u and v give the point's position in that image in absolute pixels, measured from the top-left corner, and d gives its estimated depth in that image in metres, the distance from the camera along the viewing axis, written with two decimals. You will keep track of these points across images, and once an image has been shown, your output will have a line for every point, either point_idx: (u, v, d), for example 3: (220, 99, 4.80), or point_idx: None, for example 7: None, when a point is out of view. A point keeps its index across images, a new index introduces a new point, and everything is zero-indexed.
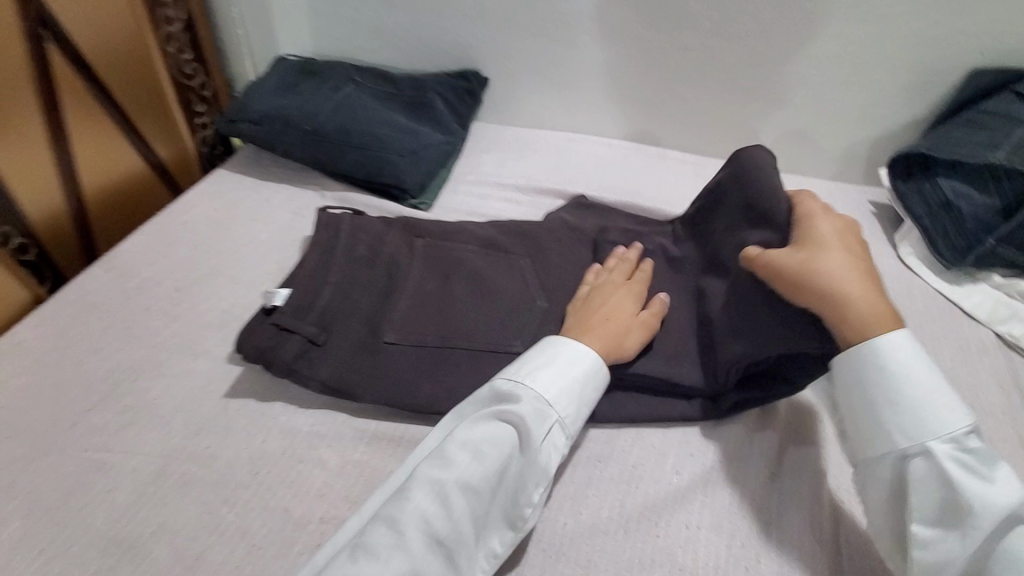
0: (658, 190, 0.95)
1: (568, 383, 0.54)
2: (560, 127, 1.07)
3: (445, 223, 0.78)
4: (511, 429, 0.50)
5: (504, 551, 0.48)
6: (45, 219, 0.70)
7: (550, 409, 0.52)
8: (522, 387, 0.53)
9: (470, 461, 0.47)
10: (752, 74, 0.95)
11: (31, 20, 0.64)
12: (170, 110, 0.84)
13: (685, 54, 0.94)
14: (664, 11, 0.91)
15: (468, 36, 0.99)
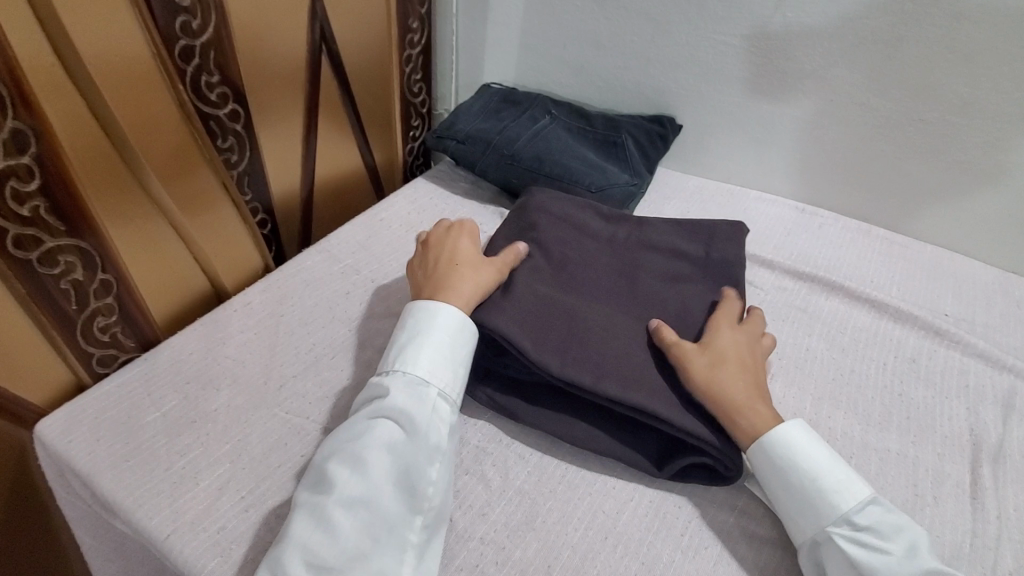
0: (854, 268, 0.86)
1: (434, 358, 0.59)
2: (746, 184, 1.03)
3: (583, 244, 0.73)
4: (396, 404, 0.55)
5: (421, 539, 0.50)
6: (282, 203, 0.81)
7: (427, 386, 0.57)
8: (391, 378, 0.57)
9: (354, 451, 0.52)
10: (996, 158, 0.83)
11: (317, 37, 0.75)
12: (392, 121, 0.93)
13: (914, 126, 0.85)
14: (899, 79, 0.83)
15: (671, 82, 0.99)
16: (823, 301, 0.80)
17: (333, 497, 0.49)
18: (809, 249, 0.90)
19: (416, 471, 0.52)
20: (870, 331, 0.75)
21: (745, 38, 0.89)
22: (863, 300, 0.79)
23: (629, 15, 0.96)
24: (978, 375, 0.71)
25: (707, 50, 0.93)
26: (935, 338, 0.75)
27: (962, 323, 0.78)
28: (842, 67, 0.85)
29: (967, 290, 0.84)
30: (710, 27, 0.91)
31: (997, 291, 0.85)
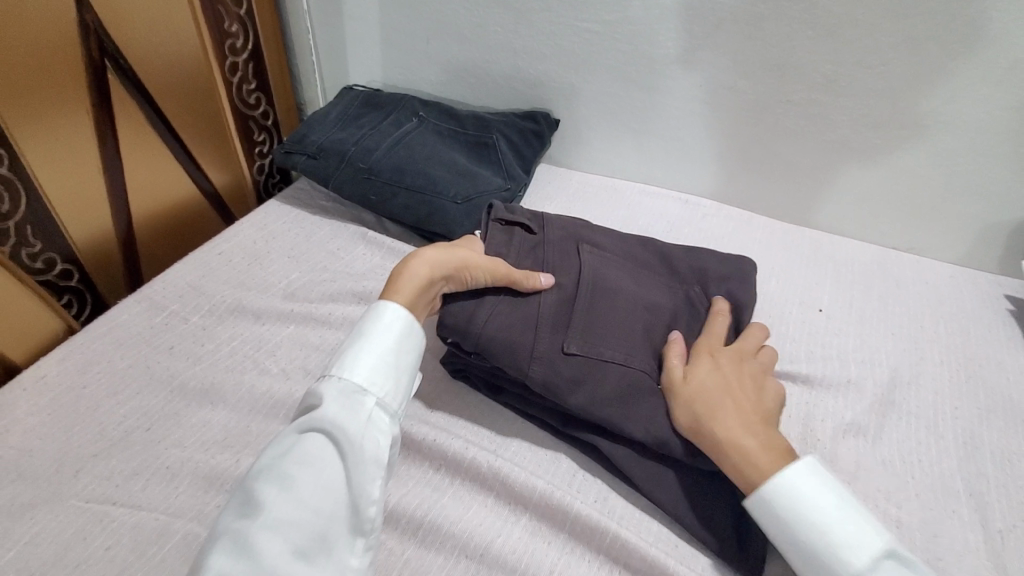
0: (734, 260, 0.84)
1: (375, 363, 0.53)
2: (632, 177, 0.98)
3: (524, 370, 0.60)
4: (333, 413, 0.49)
5: (360, 564, 0.46)
6: (91, 248, 0.71)
7: (363, 394, 0.51)
8: (324, 387, 0.51)
9: (282, 465, 0.45)
10: (869, 136, 0.80)
11: (93, 49, 0.63)
12: (228, 139, 0.83)
13: (784, 108, 0.82)
14: (765, 59, 0.79)
15: (542, 74, 0.92)
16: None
17: (257, 523, 0.42)
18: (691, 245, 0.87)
19: (357, 481, 0.47)
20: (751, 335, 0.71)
21: (608, 24, 0.83)
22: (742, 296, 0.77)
23: (487, 4, 0.88)
24: (856, 372, 0.69)
25: (573, 39, 0.87)
26: (812, 336, 0.73)
27: (839, 316, 0.76)
28: (707, 52, 0.81)
29: (844, 273, 0.83)
30: (571, 14, 0.84)
31: (877, 273, 0.83)
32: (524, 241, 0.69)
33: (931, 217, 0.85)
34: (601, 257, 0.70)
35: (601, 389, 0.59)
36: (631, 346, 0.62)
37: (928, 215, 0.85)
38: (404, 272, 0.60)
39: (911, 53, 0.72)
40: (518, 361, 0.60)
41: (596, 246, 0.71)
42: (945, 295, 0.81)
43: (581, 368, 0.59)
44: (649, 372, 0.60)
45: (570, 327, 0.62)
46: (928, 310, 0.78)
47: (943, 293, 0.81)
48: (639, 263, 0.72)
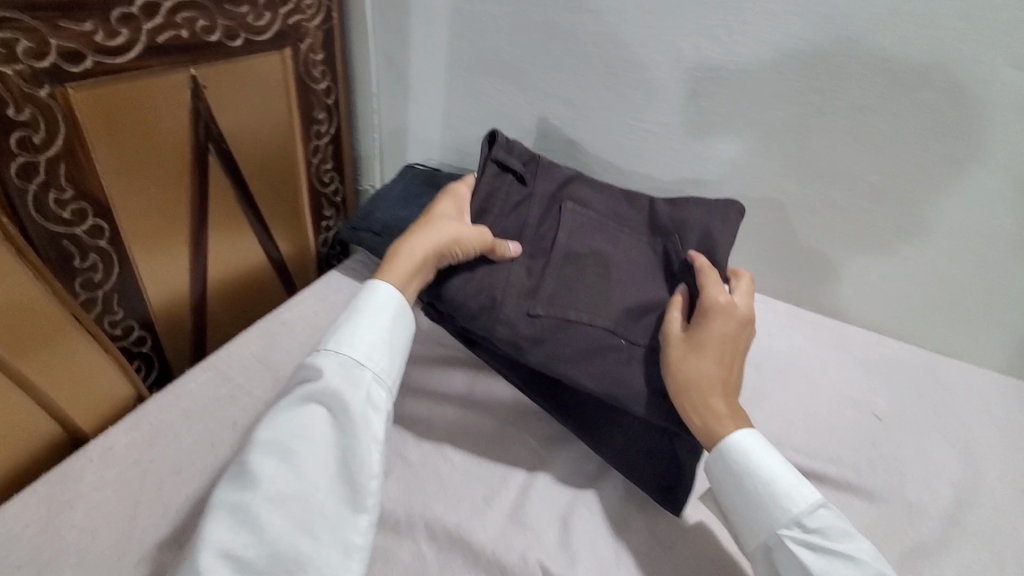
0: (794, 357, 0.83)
1: (368, 342, 0.57)
2: None
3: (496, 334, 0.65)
4: (328, 388, 0.54)
5: (364, 539, 0.50)
6: (166, 313, 0.73)
7: (361, 369, 0.56)
8: (320, 361, 0.56)
9: (281, 440, 0.51)
10: (915, 244, 0.83)
11: (201, 135, 0.68)
12: (301, 213, 0.87)
13: (832, 212, 0.85)
14: (815, 168, 0.83)
15: (597, 165, 0.97)
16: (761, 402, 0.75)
17: (258, 495, 0.48)
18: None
19: (354, 456, 0.52)
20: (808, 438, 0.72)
21: (664, 125, 0.88)
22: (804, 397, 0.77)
23: (550, 100, 0.94)
24: (918, 487, 0.68)
25: (630, 136, 0.92)
26: (873, 443, 0.72)
27: (897, 423, 0.76)
28: (760, 157, 0.85)
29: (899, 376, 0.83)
30: (631, 115, 0.90)
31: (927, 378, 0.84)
32: (508, 194, 0.73)
33: (974, 324, 0.87)
34: (580, 215, 0.72)
35: (563, 350, 0.64)
36: (597, 308, 0.66)
37: (975, 322, 0.86)
38: (399, 255, 0.63)
39: (958, 172, 0.75)
40: (490, 324, 0.65)
41: (580, 203, 0.73)
42: (998, 407, 0.81)
43: (546, 329, 0.65)
44: (615, 334, 0.65)
45: (539, 292, 0.66)
46: (981, 420, 0.78)
47: (995, 404, 0.81)
48: (620, 221, 0.74)
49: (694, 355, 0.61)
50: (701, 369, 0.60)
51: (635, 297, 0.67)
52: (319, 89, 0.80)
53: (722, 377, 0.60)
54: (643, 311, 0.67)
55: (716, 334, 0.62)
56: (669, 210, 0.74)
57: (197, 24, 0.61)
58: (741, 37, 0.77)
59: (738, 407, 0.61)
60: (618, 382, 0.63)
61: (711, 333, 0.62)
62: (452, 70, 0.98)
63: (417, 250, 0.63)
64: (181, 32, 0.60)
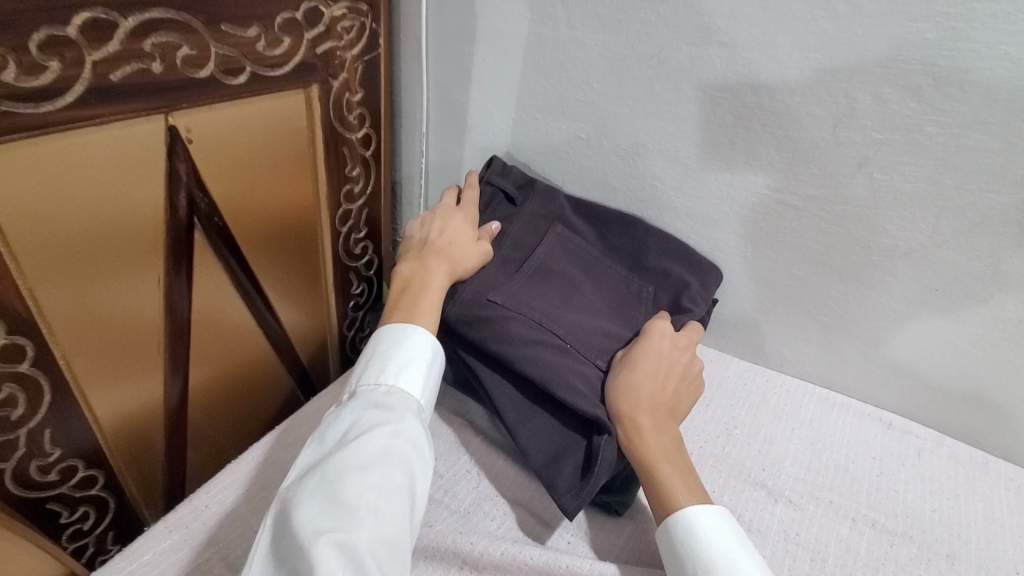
0: (986, 550, 0.60)
1: (432, 385, 0.53)
2: (806, 375, 0.76)
3: (456, 305, 0.63)
4: (416, 424, 0.48)
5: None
6: (128, 441, 0.53)
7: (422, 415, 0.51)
8: (393, 397, 0.49)
9: (377, 476, 0.42)
10: None
11: (187, 203, 0.49)
12: (322, 292, 0.67)
13: None
14: None
15: (708, 241, 0.73)
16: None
17: (375, 540, 0.39)
18: (921, 503, 0.64)
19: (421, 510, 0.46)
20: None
21: (814, 200, 0.64)
22: None
23: (650, 156, 0.71)
24: None
25: (757, 211, 0.68)
26: None
27: None
28: (956, 253, 0.60)
29: None
30: (767, 182, 0.66)
31: None
32: (498, 210, 0.73)
33: None
34: (565, 245, 0.72)
35: (511, 331, 0.60)
36: (557, 319, 0.64)
37: None
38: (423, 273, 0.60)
39: None
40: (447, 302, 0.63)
41: (570, 230, 0.73)
42: None
43: (495, 314, 0.61)
44: (551, 330, 0.62)
45: (502, 285, 0.64)
46: None
47: None
48: (602, 264, 0.73)
49: (624, 372, 0.59)
50: (638, 386, 0.57)
51: (592, 322, 0.66)
52: (355, 140, 0.62)
53: (650, 399, 0.57)
54: (602, 335, 0.65)
55: (644, 356, 0.60)
56: (657, 253, 0.72)
57: (176, 52, 0.43)
58: (965, 91, 0.53)
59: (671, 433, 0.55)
60: (565, 377, 0.58)
61: (636, 351, 0.61)
62: (521, 109, 0.76)
63: (444, 263, 0.61)
64: (151, 65, 0.41)
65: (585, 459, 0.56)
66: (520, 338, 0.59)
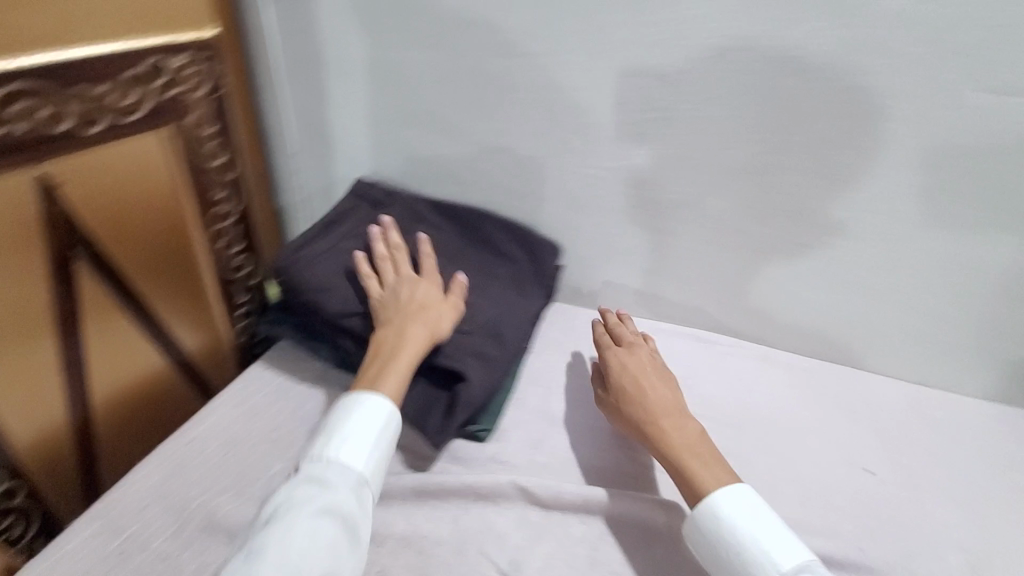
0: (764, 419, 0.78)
1: (372, 456, 0.60)
2: (641, 313, 0.92)
3: (335, 300, 0.75)
4: (345, 502, 0.55)
5: None
6: (42, 451, 0.62)
7: (360, 486, 0.57)
8: (324, 473, 0.57)
9: (297, 555, 0.50)
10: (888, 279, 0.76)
11: (63, 241, 0.59)
12: (210, 304, 0.76)
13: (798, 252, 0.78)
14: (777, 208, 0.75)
15: (546, 215, 0.88)
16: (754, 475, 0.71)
17: None
18: (721, 392, 0.81)
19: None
20: (801, 507, 0.67)
21: (613, 170, 0.80)
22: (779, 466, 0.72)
23: (486, 151, 0.85)
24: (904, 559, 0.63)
25: (576, 185, 0.84)
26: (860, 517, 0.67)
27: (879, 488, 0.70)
28: (714, 197, 0.77)
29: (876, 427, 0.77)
30: (577, 161, 0.82)
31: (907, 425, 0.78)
32: (366, 216, 0.87)
33: (958, 361, 0.79)
34: (427, 239, 0.86)
35: (382, 314, 0.73)
36: None
37: (963, 357, 0.79)
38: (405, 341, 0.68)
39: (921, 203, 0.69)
40: (326, 299, 0.75)
41: (431, 229, 0.88)
42: (993, 446, 0.75)
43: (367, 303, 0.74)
44: None
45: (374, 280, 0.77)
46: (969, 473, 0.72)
47: (988, 441, 0.76)
48: (462, 251, 0.87)
49: (636, 385, 0.68)
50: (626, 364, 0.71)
51: None
52: (215, 166, 0.72)
53: (654, 398, 0.66)
54: (465, 305, 0.77)
55: (626, 368, 0.70)
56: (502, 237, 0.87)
57: (35, 116, 0.53)
58: (684, 75, 0.70)
59: (694, 422, 0.65)
60: (428, 341, 0.71)
61: (614, 365, 0.70)
62: (376, 123, 0.88)
63: (423, 332, 0.69)
64: (13, 129, 0.52)
65: (449, 401, 0.69)
66: (389, 319, 0.73)
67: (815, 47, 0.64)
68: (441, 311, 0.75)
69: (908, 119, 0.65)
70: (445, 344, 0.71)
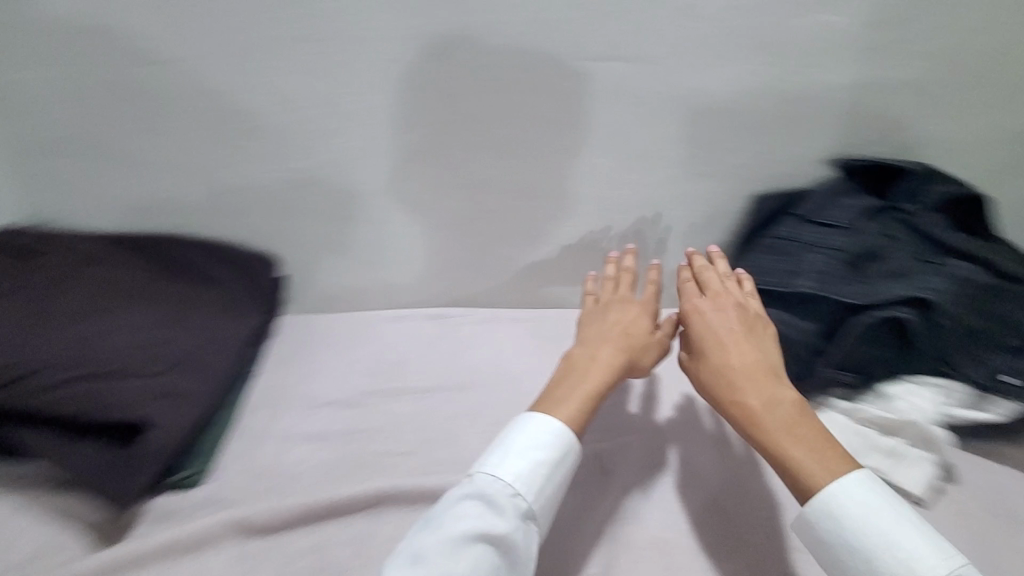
0: (496, 368, 0.82)
1: (537, 474, 0.57)
2: (379, 306, 0.91)
3: None
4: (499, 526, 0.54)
5: None
6: None
7: (511, 507, 0.56)
8: (512, 491, 0.56)
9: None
10: (566, 224, 0.84)
11: None
12: None
13: (488, 217, 0.83)
14: (458, 177, 0.79)
15: (245, 230, 0.82)
16: (480, 434, 0.72)
17: None
18: (448, 365, 0.82)
19: None
20: None
21: (295, 167, 0.77)
22: (506, 410, 0.75)
23: (148, 171, 0.76)
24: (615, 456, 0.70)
25: (264, 189, 0.79)
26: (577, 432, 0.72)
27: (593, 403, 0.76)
28: (402, 180, 0.79)
29: None
30: (256, 164, 0.77)
31: None
32: (13, 270, 0.74)
33: (643, 278, 0.91)
34: (99, 279, 0.75)
35: (37, 381, 0.64)
36: (91, 350, 0.67)
37: (643, 277, 0.91)
38: (589, 362, 0.66)
39: (567, 153, 0.78)
40: None
41: (106, 264, 0.77)
42: (677, 349, 0.86)
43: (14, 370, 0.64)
44: (82, 362, 0.66)
45: (24, 341, 0.67)
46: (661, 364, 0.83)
47: (673, 346, 0.87)
48: (152, 280, 0.78)
49: (720, 351, 0.64)
50: (705, 315, 0.67)
51: (135, 336, 0.70)
52: None
53: (738, 365, 0.62)
54: (146, 344, 0.70)
55: (705, 330, 0.66)
56: (208, 263, 0.81)
57: None
58: (326, 60, 0.70)
59: (791, 387, 0.61)
60: (99, 398, 0.64)
61: (700, 332, 0.66)
62: None
63: (576, 372, 0.66)
64: None
65: (133, 457, 0.63)
66: (46, 385, 0.64)
67: (435, 24, 0.68)
68: (114, 360, 0.67)
69: (536, 86, 0.73)
70: (120, 396, 0.65)
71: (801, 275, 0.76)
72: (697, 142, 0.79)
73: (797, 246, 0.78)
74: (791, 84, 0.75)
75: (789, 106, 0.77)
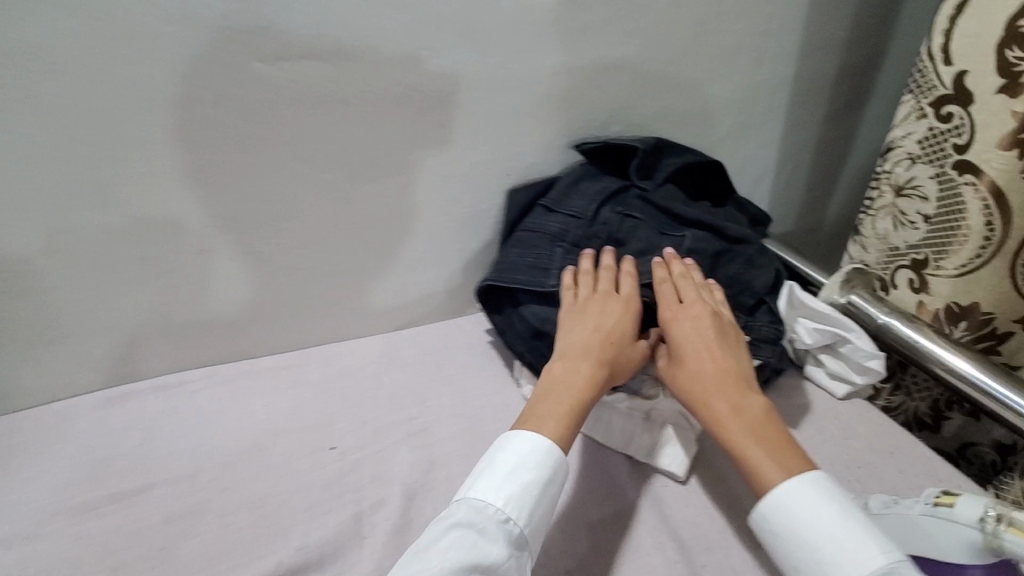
0: (235, 435, 0.69)
1: (523, 488, 0.53)
2: (93, 385, 0.75)
3: None
4: (493, 550, 0.49)
5: None
6: None
7: (505, 525, 0.51)
8: (473, 516, 0.51)
9: None
10: (300, 251, 0.74)
11: None
12: None
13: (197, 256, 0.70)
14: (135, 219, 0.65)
15: None
16: (200, 523, 0.60)
17: None
18: (175, 440, 0.69)
19: None
20: (247, 527, 0.59)
21: None
22: (239, 483, 0.63)
23: None
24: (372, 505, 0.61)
25: None
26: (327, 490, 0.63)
27: (351, 449, 0.67)
28: (56, 232, 0.63)
29: (353, 387, 0.76)
30: None
31: (383, 367, 0.79)
32: None
33: (410, 292, 0.84)
34: None
35: None
36: None
37: (410, 291, 0.84)
38: (575, 369, 0.62)
39: (269, 171, 0.67)
40: None
41: None
42: (453, 363, 0.80)
43: None
44: None
45: None
46: (432, 384, 0.77)
47: (449, 362, 0.80)
48: None
49: (695, 355, 0.62)
50: (683, 327, 0.64)
51: None
52: None
53: (718, 374, 0.60)
54: None
55: (681, 339, 0.63)
56: None
57: None
58: None
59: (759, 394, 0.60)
60: None
61: (677, 340, 0.64)
62: None
63: (586, 369, 0.62)
64: None
65: None
66: None
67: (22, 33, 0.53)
68: None
69: (193, 96, 0.60)
70: None
71: (552, 273, 0.73)
72: (422, 141, 0.72)
73: (547, 238, 0.75)
74: (503, 74, 0.71)
75: (511, 95, 0.73)
